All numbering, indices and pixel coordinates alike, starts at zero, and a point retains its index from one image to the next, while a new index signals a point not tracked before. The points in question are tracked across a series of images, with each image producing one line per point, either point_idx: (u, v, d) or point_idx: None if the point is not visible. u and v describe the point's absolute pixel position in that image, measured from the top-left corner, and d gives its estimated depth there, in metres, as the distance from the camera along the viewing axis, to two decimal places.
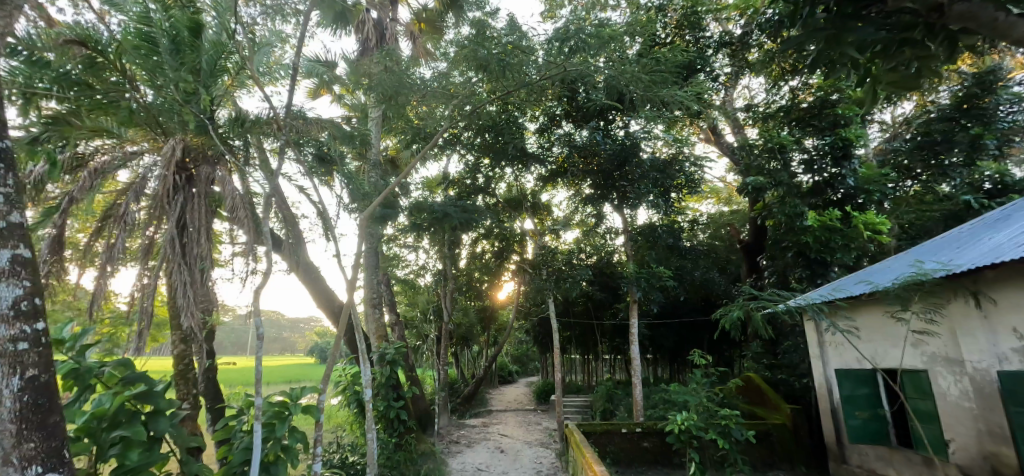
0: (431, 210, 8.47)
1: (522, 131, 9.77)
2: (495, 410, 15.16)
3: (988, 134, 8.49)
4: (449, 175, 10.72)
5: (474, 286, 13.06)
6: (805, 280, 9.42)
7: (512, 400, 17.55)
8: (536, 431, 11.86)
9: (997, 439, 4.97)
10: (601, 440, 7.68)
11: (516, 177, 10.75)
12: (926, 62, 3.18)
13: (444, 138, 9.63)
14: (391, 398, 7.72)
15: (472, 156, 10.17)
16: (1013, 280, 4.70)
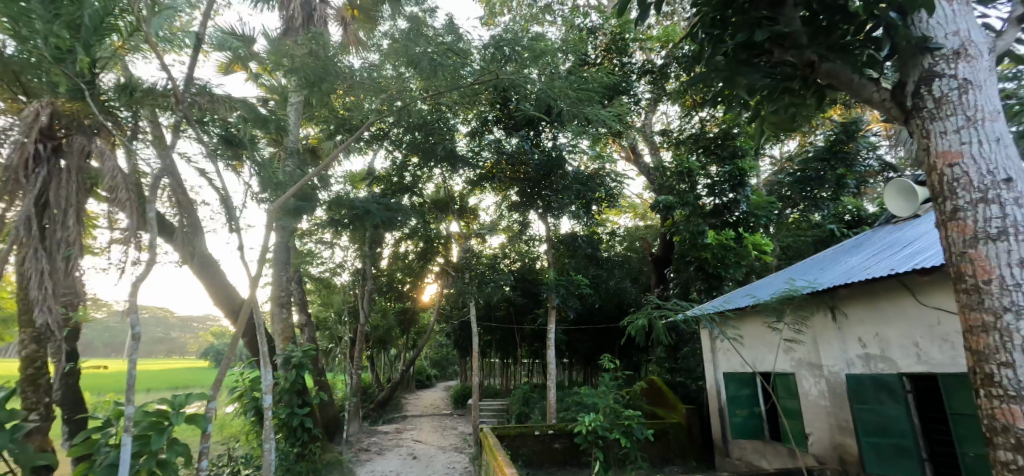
0: (351, 207, 8.11)
1: (452, 135, 9.67)
2: (409, 416, 14.76)
3: (849, 175, 9.54)
4: (373, 171, 10.40)
5: (395, 287, 12.60)
6: (703, 292, 10.50)
7: (428, 405, 17.23)
8: (451, 436, 11.73)
9: (844, 431, 5.66)
10: (514, 442, 7.74)
11: (442, 179, 10.68)
12: (799, 109, 3.74)
13: (369, 134, 9.24)
14: (295, 405, 7.23)
15: (399, 154, 9.94)
16: (863, 297, 5.44)
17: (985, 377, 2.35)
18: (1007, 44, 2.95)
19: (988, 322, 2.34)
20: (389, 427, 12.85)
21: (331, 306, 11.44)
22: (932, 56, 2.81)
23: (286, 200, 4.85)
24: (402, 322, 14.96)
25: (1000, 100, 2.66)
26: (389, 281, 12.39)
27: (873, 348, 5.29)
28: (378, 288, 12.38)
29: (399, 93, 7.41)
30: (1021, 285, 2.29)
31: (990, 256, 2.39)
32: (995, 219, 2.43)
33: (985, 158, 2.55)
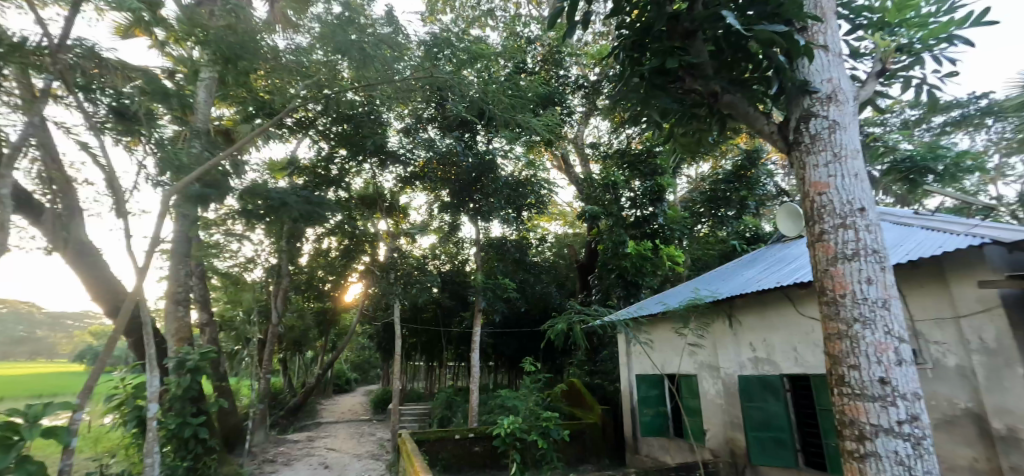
0: (266, 197, 7.68)
1: (383, 129, 9.64)
2: (325, 421, 14.22)
3: (749, 197, 10.65)
4: (296, 160, 9.85)
5: (314, 286, 12.24)
6: (622, 299, 10.88)
7: (345, 411, 16.65)
8: (367, 443, 11.48)
9: (734, 427, 6.34)
10: (434, 447, 7.79)
11: (371, 176, 10.60)
12: (703, 135, 4.32)
13: (291, 121, 8.71)
14: (188, 413, 6.75)
15: (327, 145, 9.57)
16: (755, 307, 6.16)
17: (838, 378, 2.79)
18: (868, 92, 3.46)
19: (841, 331, 2.80)
20: (301, 435, 12.31)
21: (242, 303, 10.75)
22: (810, 98, 3.26)
23: (188, 184, 4.73)
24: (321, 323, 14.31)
25: (860, 141, 3.13)
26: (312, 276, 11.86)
27: (762, 352, 6.01)
28: (293, 285, 11.84)
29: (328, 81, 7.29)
30: (866, 300, 2.77)
31: (846, 274, 2.84)
32: (850, 241, 2.89)
33: (846, 189, 2.99)
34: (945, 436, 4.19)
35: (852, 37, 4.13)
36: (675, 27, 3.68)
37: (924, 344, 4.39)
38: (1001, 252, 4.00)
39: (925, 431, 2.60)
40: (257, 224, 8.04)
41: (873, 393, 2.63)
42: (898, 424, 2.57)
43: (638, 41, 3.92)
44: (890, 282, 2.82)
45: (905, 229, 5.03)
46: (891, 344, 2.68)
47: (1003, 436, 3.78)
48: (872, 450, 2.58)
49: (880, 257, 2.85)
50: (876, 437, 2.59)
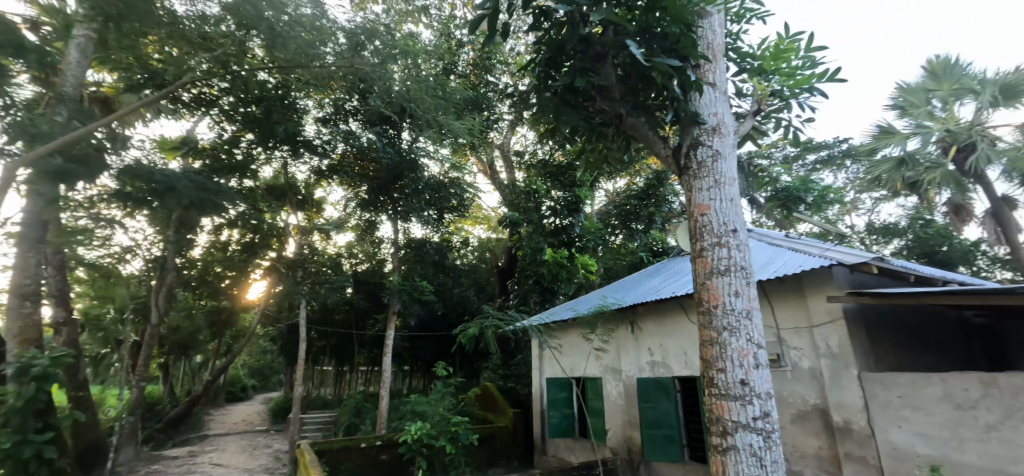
0: (149, 179, 6.91)
1: (299, 115, 9.07)
2: (212, 433, 12.98)
3: (657, 213, 11.53)
4: (192, 139, 9.00)
5: (208, 281, 10.97)
6: (538, 304, 11.27)
7: (238, 422, 15.38)
8: (261, 456, 10.70)
9: (632, 426, 6.82)
10: (336, 457, 7.38)
11: (281, 164, 10.07)
12: (606, 150, 4.72)
13: (187, 97, 7.84)
14: (29, 430, 5.61)
15: (232, 128, 8.86)
16: (654, 315, 6.73)
17: (709, 380, 3.19)
18: (746, 128, 3.99)
19: (713, 337, 3.21)
20: (183, 449, 11.14)
21: (116, 299, 9.48)
22: (699, 128, 3.71)
23: (35, 156, 4.94)
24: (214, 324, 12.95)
25: (737, 170, 3.61)
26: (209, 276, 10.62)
27: (658, 356, 6.55)
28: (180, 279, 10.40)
29: (235, 54, 6.89)
30: (732, 311, 3.21)
31: (719, 287, 3.27)
32: (724, 258, 3.33)
33: (723, 211, 3.44)
34: (798, 429, 4.87)
35: (738, 78, 4.74)
36: (588, 49, 4.00)
37: (785, 348, 5.05)
38: (845, 271, 4.74)
39: (775, 426, 3.03)
40: (137, 209, 7.37)
41: (735, 393, 3.05)
42: (754, 420, 2.99)
43: (552, 57, 4.18)
44: (753, 295, 3.28)
45: (776, 249, 5.77)
46: (751, 349, 3.12)
47: (840, 427, 4.48)
48: (732, 444, 2.98)
49: (747, 272, 3.31)
50: (737, 432, 2.99)
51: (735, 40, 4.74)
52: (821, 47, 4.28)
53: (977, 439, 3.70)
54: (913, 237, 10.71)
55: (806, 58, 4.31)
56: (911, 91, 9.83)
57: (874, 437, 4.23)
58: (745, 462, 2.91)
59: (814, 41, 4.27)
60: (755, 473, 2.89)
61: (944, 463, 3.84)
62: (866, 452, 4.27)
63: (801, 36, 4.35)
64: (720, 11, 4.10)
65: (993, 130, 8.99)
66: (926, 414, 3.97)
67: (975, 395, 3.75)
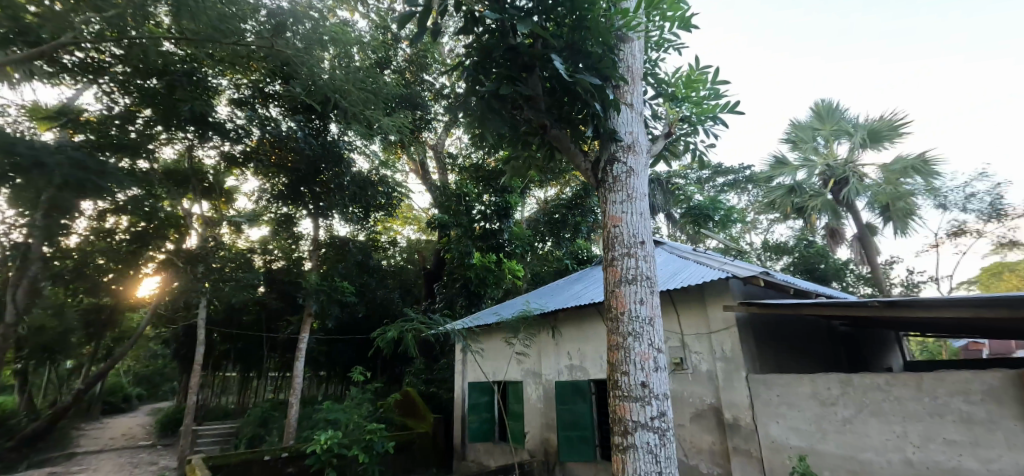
0: (9, 151, 5.75)
1: (210, 95, 8.50)
2: (85, 449, 11.40)
3: (582, 223, 12.05)
4: (72, 109, 7.33)
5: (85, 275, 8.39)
6: (465, 307, 11.30)
7: (119, 435, 13.77)
8: (149, 471, 9.69)
9: (550, 428, 7.09)
10: (235, 473, 6.69)
11: (186, 147, 9.04)
12: (529, 159, 4.98)
13: (69, 61, 6.68)
14: None
15: (127, 100, 7.61)
16: (573, 321, 7.07)
17: (614, 382, 3.48)
18: (658, 148, 4.40)
19: (619, 342, 3.52)
20: (48, 467, 9.71)
21: None
22: (616, 145, 4.04)
23: None
24: (90, 333, 10.73)
25: (647, 187, 3.97)
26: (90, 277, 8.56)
27: (576, 360, 6.88)
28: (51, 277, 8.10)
29: (138, 16, 6.38)
30: (636, 317, 3.53)
31: (626, 295, 3.59)
32: (632, 268, 3.65)
33: (633, 225, 3.78)
34: (695, 427, 5.34)
35: (654, 101, 5.18)
36: (516, 59, 4.22)
37: (688, 352, 5.52)
38: (739, 283, 5.31)
39: (669, 424, 3.38)
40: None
41: (636, 394, 3.37)
42: (651, 420, 3.31)
43: (481, 61, 4.34)
44: (655, 303, 3.64)
45: (683, 262, 6.31)
46: (652, 353, 3.45)
47: (730, 423, 4.99)
48: (632, 442, 3.28)
49: (651, 282, 3.66)
50: (636, 431, 3.29)
51: (653, 66, 5.19)
52: (725, 81, 4.86)
53: (836, 431, 4.31)
54: (799, 255, 12.05)
55: (712, 90, 4.88)
56: (801, 128, 11.19)
57: (757, 431, 4.77)
58: (642, 458, 3.22)
59: (719, 75, 4.86)
60: (650, 468, 3.20)
61: (810, 452, 4.43)
62: (750, 445, 4.79)
63: (710, 69, 4.96)
64: (640, 38, 4.49)
65: (863, 168, 10.41)
66: (798, 410, 4.55)
67: (836, 392, 4.37)
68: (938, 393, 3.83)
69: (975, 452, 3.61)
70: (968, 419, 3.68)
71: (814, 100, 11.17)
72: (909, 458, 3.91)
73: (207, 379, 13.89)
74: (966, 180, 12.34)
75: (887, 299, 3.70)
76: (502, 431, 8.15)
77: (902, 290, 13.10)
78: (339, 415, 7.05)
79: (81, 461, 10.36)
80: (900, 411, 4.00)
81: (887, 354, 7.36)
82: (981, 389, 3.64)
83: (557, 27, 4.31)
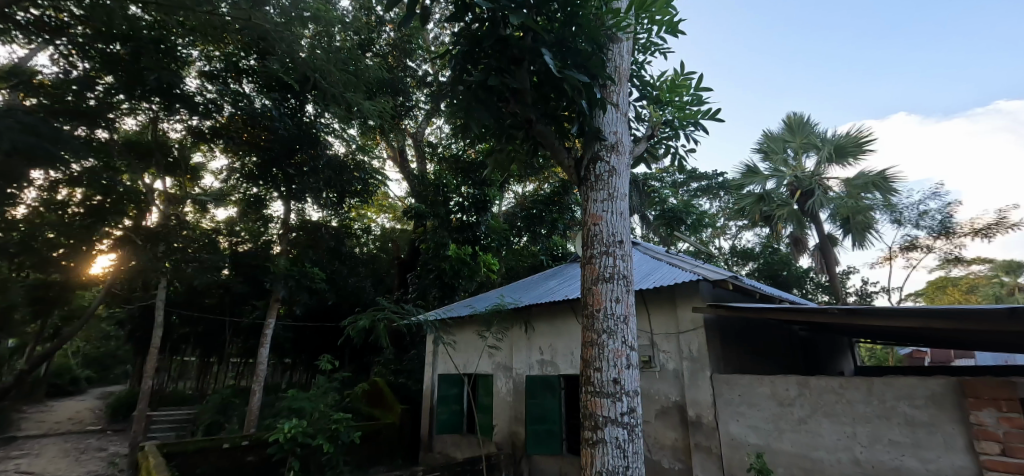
0: None
1: (179, 66, 8.16)
2: (25, 434, 10.73)
3: (560, 220, 12.08)
4: (25, 70, 6.85)
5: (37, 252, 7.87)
6: (437, 299, 11.14)
7: (65, 419, 13.11)
8: (95, 458, 9.21)
9: (517, 422, 7.13)
10: (191, 461, 6.43)
11: (149, 118, 8.64)
12: (514, 153, 4.96)
13: (23, 18, 6.44)
14: None
15: (86, 65, 7.26)
16: (546, 316, 7.10)
17: (587, 378, 3.53)
18: (640, 149, 4.47)
19: (593, 339, 3.57)
20: None
21: None
22: (600, 144, 4.08)
23: None
24: (36, 308, 9.95)
25: (629, 186, 4.03)
26: (38, 252, 7.88)
27: (547, 355, 6.92)
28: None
29: None
30: (612, 315, 3.59)
31: (602, 292, 3.64)
32: (609, 266, 3.71)
33: (612, 223, 3.84)
34: (660, 424, 5.48)
35: (638, 103, 5.30)
36: (505, 51, 4.17)
37: (656, 351, 5.65)
38: (709, 286, 5.48)
39: (638, 420, 3.45)
40: None
41: (607, 391, 3.43)
42: (621, 416, 3.38)
43: (470, 52, 4.31)
44: (631, 301, 3.70)
45: (656, 263, 6.46)
46: (624, 351, 3.52)
47: (692, 421, 5.15)
48: (601, 437, 3.35)
49: (627, 281, 3.72)
50: (605, 426, 3.36)
51: (639, 68, 5.28)
52: (707, 88, 4.97)
53: (792, 430, 4.49)
54: (764, 262, 12.56)
55: (695, 96, 5.00)
56: (773, 139, 11.63)
57: (717, 429, 4.93)
58: (611, 454, 3.29)
59: (702, 82, 4.97)
60: (617, 463, 3.27)
61: (766, 450, 4.61)
62: (711, 443, 4.96)
63: (693, 75, 5.08)
64: (629, 39, 4.57)
65: (828, 181, 10.86)
66: (757, 409, 4.73)
67: (794, 393, 4.53)
68: (886, 396, 4.06)
69: (916, 453, 3.85)
70: (912, 422, 3.91)
71: (786, 113, 11.66)
72: (857, 458, 4.12)
73: (163, 363, 13.29)
74: (922, 197, 13.01)
75: (846, 307, 3.83)
76: (470, 423, 8.11)
77: (856, 298, 13.80)
78: (304, 404, 6.86)
79: (22, 446, 9.82)
80: (851, 413, 4.20)
81: (841, 358, 7.74)
82: (925, 394, 3.87)
83: (548, 23, 4.28)
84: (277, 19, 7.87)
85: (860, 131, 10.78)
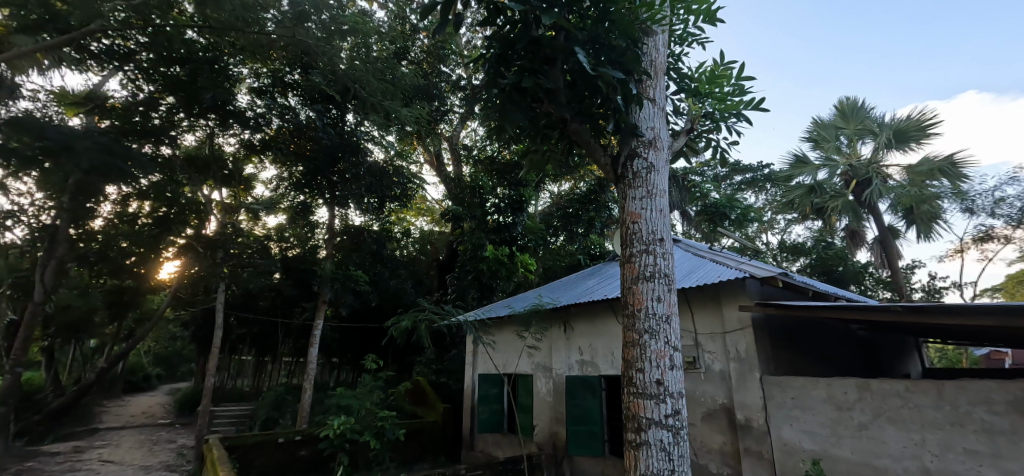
0: (40, 134, 5.92)
1: (232, 83, 8.63)
2: (107, 426, 11.64)
3: (596, 219, 11.92)
4: (99, 95, 7.77)
5: (111, 259, 8.70)
6: (476, 300, 11.20)
7: (140, 412, 14.14)
8: (165, 450, 9.76)
9: (558, 422, 7.07)
10: (249, 454, 6.75)
11: (207, 134, 9.22)
12: (549, 153, 4.93)
13: (97, 47, 6.90)
14: None
15: (150, 87, 7.89)
16: (585, 315, 7.00)
17: (629, 379, 3.45)
18: (679, 144, 4.33)
19: (635, 339, 3.48)
20: (72, 442, 9.96)
21: None
22: (637, 140, 3.98)
23: None
24: (113, 311, 10.79)
25: (668, 182, 3.91)
26: (114, 260, 8.78)
27: (587, 355, 6.83)
28: (75, 257, 8.37)
29: (159, 8, 6.41)
30: (653, 315, 3.49)
31: (643, 292, 3.54)
32: (649, 265, 3.60)
33: (652, 221, 3.73)
34: (706, 426, 5.29)
35: (676, 96, 5.15)
36: (538, 52, 4.14)
37: (701, 351, 5.45)
38: (757, 284, 5.23)
39: (683, 422, 3.34)
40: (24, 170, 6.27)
41: (650, 392, 3.33)
42: (665, 418, 3.28)
43: (503, 54, 4.28)
44: (673, 300, 3.58)
45: (699, 260, 6.24)
46: (668, 351, 3.41)
47: (742, 425, 4.93)
48: (645, 439, 3.25)
49: (668, 279, 3.61)
50: (649, 428, 3.27)
51: (676, 60, 5.12)
52: (750, 77, 4.72)
53: (851, 436, 4.23)
54: (817, 257, 11.92)
55: (736, 86, 4.76)
56: (824, 126, 11.03)
57: (769, 434, 4.71)
58: (655, 456, 3.20)
59: (744, 71, 4.73)
60: (663, 466, 3.18)
61: (823, 457, 4.36)
62: (762, 448, 4.73)
63: (735, 64, 4.85)
64: (663, 32, 4.44)
65: (887, 169, 10.17)
66: (812, 413, 4.47)
67: (853, 397, 4.27)
68: (960, 402, 3.73)
69: (996, 463, 3.52)
70: (990, 430, 3.58)
71: (838, 97, 11.01)
72: (926, 467, 3.83)
73: (222, 362, 14.07)
74: (996, 184, 11.95)
75: (910, 305, 3.55)
76: (511, 423, 8.11)
77: (923, 295, 12.85)
78: (351, 402, 7.04)
79: (103, 437, 10.66)
80: (919, 419, 3.90)
81: (906, 360, 7.20)
82: (1005, 399, 3.54)
83: (579, 20, 4.20)
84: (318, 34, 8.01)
85: (922, 114, 10.04)
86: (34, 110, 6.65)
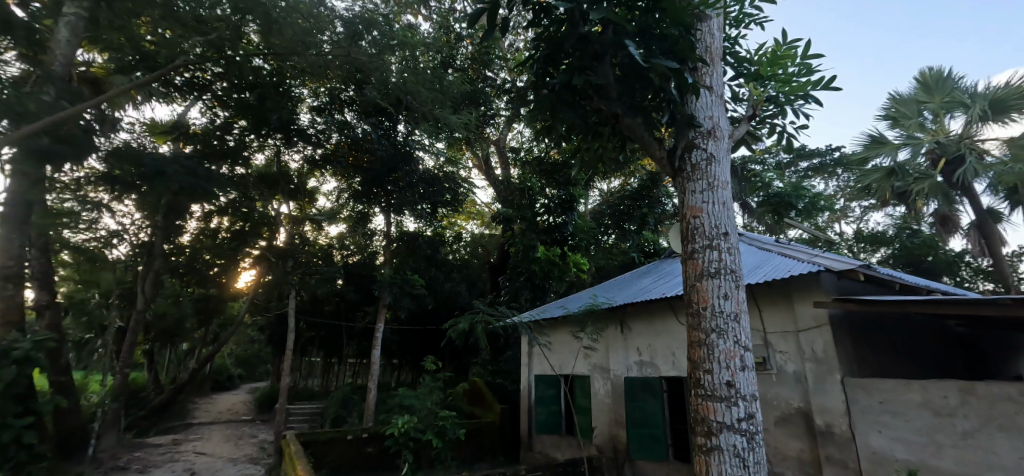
0: (137, 162, 6.49)
1: (294, 104, 8.99)
2: (198, 421, 12.58)
3: (649, 215, 11.55)
4: (183, 123, 8.47)
5: (196, 269, 9.64)
6: (529, 301, 11.13)
7: (224, 409, 15.18)
8: (247, 445, 10.33)
9: (618, 425, 6.86)
10: (321, 450, 7.01)
11: (273, 151, 9.76)
12: (602, 150, 4.78)
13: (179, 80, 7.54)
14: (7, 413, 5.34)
15: (225, 113, 8.48)
16: (643, 315, 6.75)
17: (696, 381, 3.24)
18: (741, 132, 4.04)
19: (701, 339, 3.26)
20: (171, 434, 10.84)
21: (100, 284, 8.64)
22: (694, 131, 3.74)
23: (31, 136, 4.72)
24: (201, 316, 11.67)
25: (730, 174, 3.66)
26: (199, 271, 9.74)
27: (646, 356, 6.57)
28: (168, 269, 9.32)
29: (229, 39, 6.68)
30: (720, 313, 3.26)
31: (708, 289, 3.32)
32: (714, 261, 3.37)
33: (715, 215, 3.49)
34: (781, 431, 4.93)
35: (734, 81, 4.85)
36: (586, 48, 4.01)
37: (771, 351, 5.10)
38: (834, 278, 4.81)
39: (758, 427, 3.10)
40: (127, 193, 7.03)
41: (721, 394, 3.10)
42: (738, 422, 3.05)
43: (550, 54, 4.17)
44: (741, 298, 3.34)
45: (764, 254, 5.86)
46: (738, 351, 3.17)
47: (822, 430, 4.54)
48: (717, 444, 3.03)
49: (736, 276, 3.36)
50: (721, 432, 3.04)
51: (732, 44, 4.82)
52: (818, 55, 4.35)
53: (953, 445, 3.78)
54: (900, 246, 10.94)
55: (802, 66, 4.40)
56: (903, 102, 10.12)
57: (854, 441, 4.29)
58: (729, 462, 2.97)
59: (810, 49, 4.37)
60: (737, 473, 2.95)
61: (920, 467, 3.93)
62: (846, 456, 4.33)
63: (800, 43, 4.50)
64: (718, 15, 4.17)
65: (983, 143, 9.15)
66: (905, 419, 4.05)
67: (954, 402, 3.81)
68: None
69: None
70: None
71: (919, 69, 10.09)
72: None
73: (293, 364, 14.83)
74: None
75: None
76: (569, 425, 7.96)
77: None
78: (412, 401, 7.17)
79: (196, 431, 11.51)
80: None
81: None
82: None
83: (626, 12, 3.97)
84: (371, 51, 8.18)
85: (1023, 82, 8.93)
86: (131, 141, 7.12)
